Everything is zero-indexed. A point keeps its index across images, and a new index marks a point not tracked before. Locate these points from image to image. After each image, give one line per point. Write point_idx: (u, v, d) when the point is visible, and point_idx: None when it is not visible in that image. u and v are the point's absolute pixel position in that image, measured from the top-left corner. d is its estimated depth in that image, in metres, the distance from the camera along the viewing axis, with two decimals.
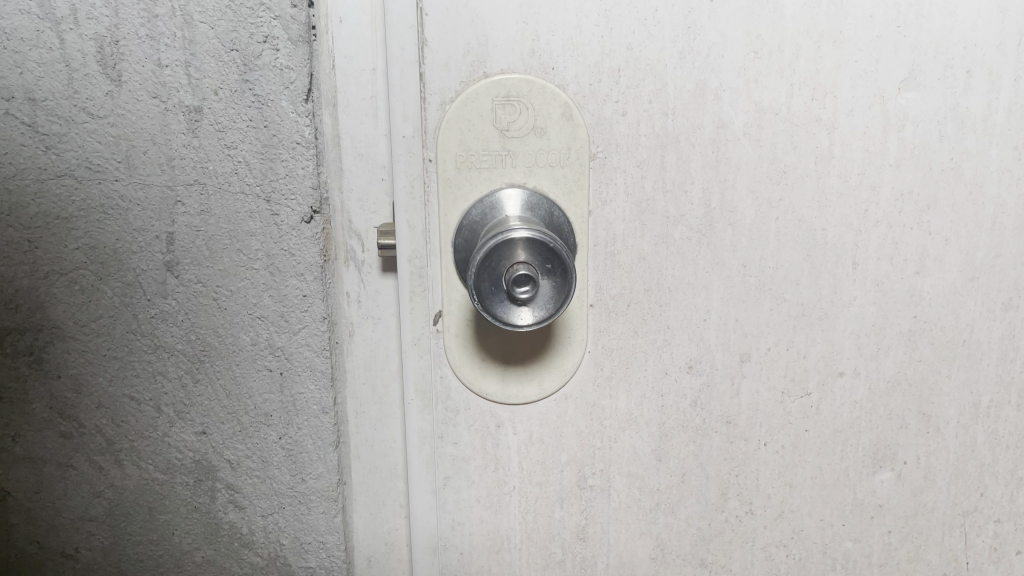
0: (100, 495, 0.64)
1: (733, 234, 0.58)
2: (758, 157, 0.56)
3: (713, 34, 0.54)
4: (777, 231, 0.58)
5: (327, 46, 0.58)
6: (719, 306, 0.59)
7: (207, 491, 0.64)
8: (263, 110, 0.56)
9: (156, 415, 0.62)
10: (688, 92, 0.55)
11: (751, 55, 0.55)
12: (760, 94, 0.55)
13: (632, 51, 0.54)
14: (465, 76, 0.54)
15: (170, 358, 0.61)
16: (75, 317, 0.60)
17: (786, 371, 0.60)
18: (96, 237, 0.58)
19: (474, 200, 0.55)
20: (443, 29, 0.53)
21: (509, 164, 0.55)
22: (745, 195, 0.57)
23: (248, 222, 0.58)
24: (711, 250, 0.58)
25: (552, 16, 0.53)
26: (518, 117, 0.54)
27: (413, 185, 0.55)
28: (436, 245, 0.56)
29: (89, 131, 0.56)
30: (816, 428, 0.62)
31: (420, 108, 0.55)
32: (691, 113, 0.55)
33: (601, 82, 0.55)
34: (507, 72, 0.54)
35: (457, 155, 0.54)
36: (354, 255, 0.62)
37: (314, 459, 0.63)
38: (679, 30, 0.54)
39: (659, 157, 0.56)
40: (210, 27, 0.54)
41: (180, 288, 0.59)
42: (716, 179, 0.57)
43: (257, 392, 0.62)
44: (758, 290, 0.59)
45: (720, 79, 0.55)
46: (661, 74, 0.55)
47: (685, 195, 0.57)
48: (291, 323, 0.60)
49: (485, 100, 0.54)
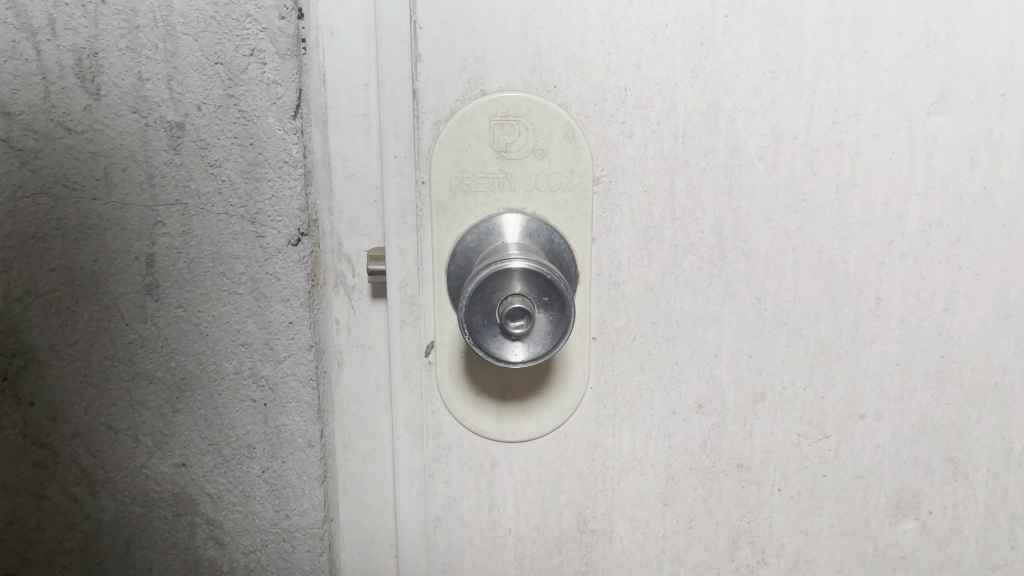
0: (74, 529, 0.60)
1: (747, 265, 0.54)
2: (775, 183, 0.53)
3: (728, 52, 0.51)
4: (795, 262, 0.54)
5: (317, 60, 0.55)
6: (732, 342, 0.55)
7: (186, 526, 0.60)
8: (249, 127, 0.53)
9: (134, 445, 0.59)
10: (699, 114, 0.51)
11: (768, 74, 0.51)
12: (777, 116, 0.52)
13: (639, 70, 0.51)
14: (461, 93, 0.51)
15: (149, 386, 0.58)
16: (50, 341, 0.56)
17: (803, 412, 0.56)
18: (72, 258, 0.55)
19: (468, 224, 0.52)
20: (438, 44, 0.50)
21: (507, 188, 0.51)
22: (761, 224, 0.53)
23: (232, 244, 0.55)
24: (723, 281, 0.54)
25: (554, 31, 0.50)
26: (517, 137, 0.51)
27: (405, 208, 0.52)
28: (429, 272, 0.53)
29: (66, 147, 0.53)
30: (833, 474, 0.58)
31: (413, 127, 0.51)
32: (703, 135, 0.52)
33: (606, 101, 0.51)
34: (506, 90, 0.51)
35: (451, 177, 0.51)
36: (344, 280, 0.59)
37: (299, 494, 0.60)
38: (690, 46, 0.50)
39: (668, 182, 0.52)
40: (194, 39, 0.52)
41: (161, 312, 0.56)
42: (729, 206, 0.53)
43: (240, 422, 0.58)
44: (774, 325, 0.55)
45: (734, 100, 0.51)
46: (670, 94, 0.51)
47: (696, 223, 0.53)
48: (276, 352, 0.57)
49: (482, 119, 0.51)
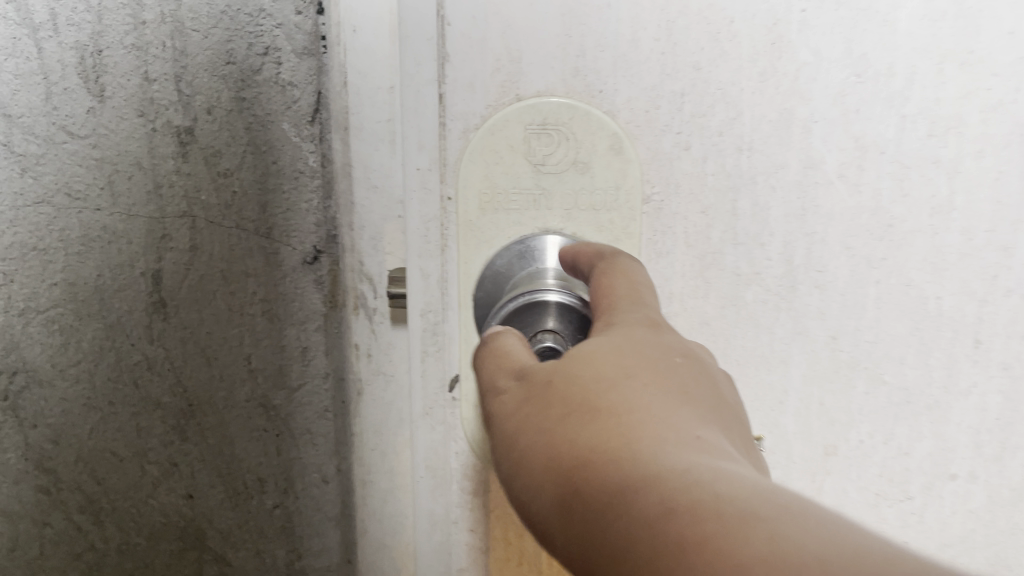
0: (78, 558, 0.57)
1: (822, 299, 0.47)
2: (857, 206, 0.45)
3: (805, 53, 0.43)
4: (878, 297, 0.46)
5: (338, 59, 0.49)
6: (801, 386, 0.48)
7: (194, 561, 0.56)
8: (262, 133, 0.48)
9: (138, 474, 0.54)
10: (769, 123, 0.45)
11: (853, 78, 0.44)
12: (862, 127, 0.44)
13: (700, 72, 0.44)
14: (493, 98, 0.45)
15: (155, 411, 0.53)
16: (53, 360, 0.52)
17: (882, 469, 0.49)
18: (75, 272, 0.51)
19: (499, 245, 0.46)
20: (468, 43, 0.45)
21: (543, 206, 0.46)
22: (839, 252, 0.46)
23: (243, 261, 0.50)
24: (793, 317, 0.47)
25: (601, 27, 0.44)
26: (555, 149, 0.45)
27: (428, 226, 0.47)
28: (454, 295, 0.48)
29: (69, 153, 0.49)
30: (917, 539, 0.50)
31: (439, 136, 0.46)
32: (771, 149, 0.45)
33: (659, 108, 0.45)
34: (545, 95, 0.45)
35: (481, 193, 0.46)
36: (365, 302, 0.53)
37: (312, 534, 0.55)
38: (761, 45, 0.44)
39: (730, 202, 0.46)
40: (203, 36, 0.47)
41: (168, 332, 0.52)
42: (801, 231, 0.46)
43: (250, 454, 0.54)
44: (851, 368, 0.47)
45: (810, 108, 0.44)
46: (735, 100, 0.44)
47: (762, 250, 0.46)
48: (290, 380, 0.52)
49: (517, 128, 0.45)
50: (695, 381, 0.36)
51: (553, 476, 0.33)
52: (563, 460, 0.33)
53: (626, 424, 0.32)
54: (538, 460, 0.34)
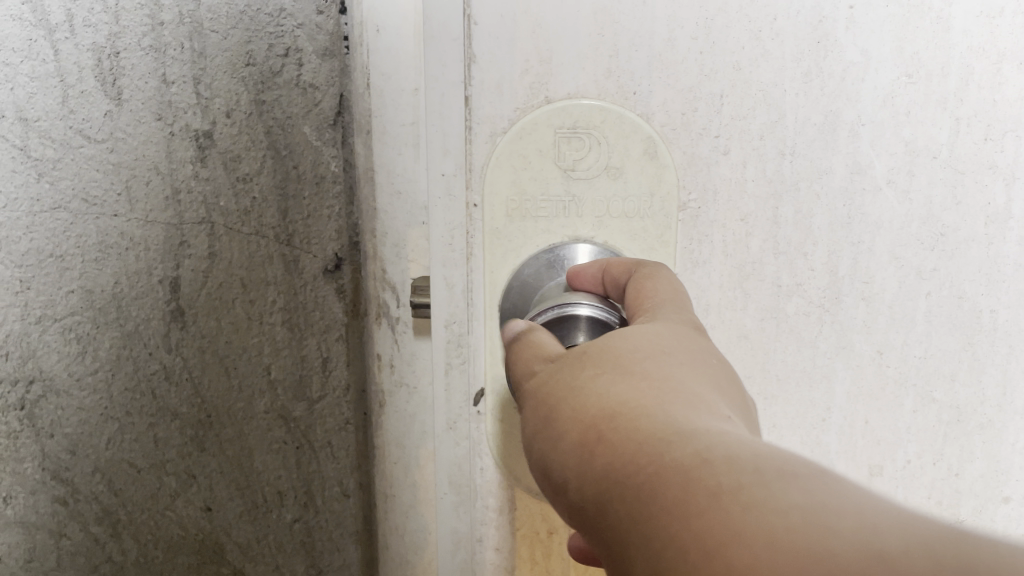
0: (95, 570, 0.55)
1: (868, 312, 0.44)
2: (907, 214, 0.43)
3: (853, 52, 0.41)
4: (927, 310, 0.44)
5: (361, 60, 0.47)
6: (845, 404, 0.45)
7: (212, 575, 0.55)
8: (283, 137, 0.47)
9: (155, 486, 0.53)
10: (813, 126, 0.42)
11: (903, 78, 0.42)
12: (913, 130, 0.42)
13: (740, 73, 0.42)
14: (521, 100, 0.43)
15: (173, 422, 0.52)
16: (70, 369, 0.51)
17: (931, 492, 0.47)
18: (92, 279, 0.49)
19: (527, 254, 0.45)
20: (495, 44, 0.43)
21: (573, 213, 0.44)
22: (886, 262, 0.44)
23: (263, 269, 0.49)
24: (837, 331, 0.45)
25: (635, 26, 0.42)
26: (587, 154, 0.43)
27: (453, 234, 0.45)
28: (480, 306, 0.46)
29: (86, 157, 0.48)
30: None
31: (465, 140, 0.44)
32: (816, 153, 0.43)
33: (697, 110, 0.43)
34: (576, 98, 0.43)
35: (509, 200, 0.44)
36: (388, 310, 0.51)
37: (332, 550, 0.54)
38: (805, 44, 0.41)
39: (772, 209, 0.43)
40: (223, 37, 0.46)
41: (186, 341, 0.50)
42: (847, 240, 0.44)
43: (269, 466, 0.52)
44: (899, 385, 0.45)
45: (857, 111, 0.42)
46: (778, 102, 0.42)
47: (805, 260, 0.44)
48: (310, 389, 0.51)
49: (547, 133, 0.43)
50: (733, 379, 0.33)
51: (579, 422, 0.30)
52: (590, 410, 0.30)
53: (663, 389, 0.30)
54: (567, 408, 0.31)
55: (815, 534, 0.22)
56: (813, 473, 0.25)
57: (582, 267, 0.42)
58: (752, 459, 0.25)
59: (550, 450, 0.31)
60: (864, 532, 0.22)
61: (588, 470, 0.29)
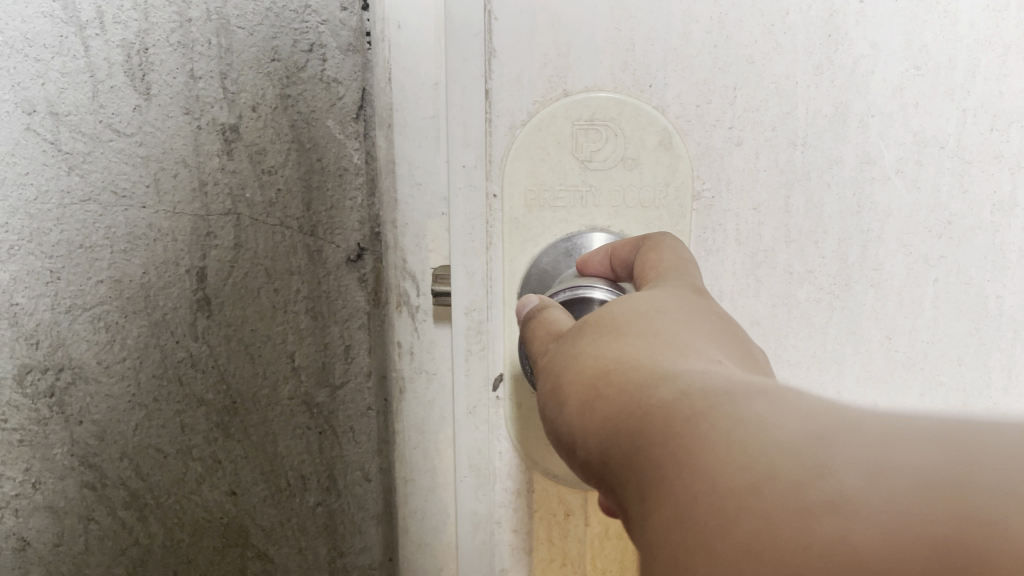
0: (122, 555, 0.56)
1: (876, 298, 0.47)
2: (915, 203, 0.45)
3: (863, 45, 0.43)
4: (934, 296, 0.46)
5: (383, 55, 0.48)
6: (853, 386, 0.48)
7: (236, 557, 0.57)
8: (308, 131, 0.49)
9: (182, 470, 0.55)
10: (824, 118, 0.44)
11: (912, 70, 0.43)
12: (921, 121, 0.44)
13: (753, 65, 0.44)
14: (540, 94, 0.45)
15: (199, 408, 0.53)
16: (99, 357, 0.52)
17: None
18: (121, 269, 0.51)
19: (545, 243, 0.47)
20: (515, 39, 0.44)
21: (590, 202, 0.46)
22: (894, 249, 0.46)
23: (288, 258, 0.51)
24: (846, 317, 0.47)
25: (651, 20, 0.43)
26: (603, 145, 0.45)
27: (473, 224, 0.47)
28: (499, 294, 0.48)
29: (115, 151, 0.49)
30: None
31: (485, 133, 0.46)
32: (828, 145, 0.44)
33: (710, 103, 0.44)
34: (593, 90, 0.45)
35: (527, 191, 0.46)
36: (408, 299, 0.53)
37: (354, 532, 0.56)
38: (816, 37, 0.43)
39: (783, 199, 0.45)
40: (249, 33, 0.47)
41: (212, 329, 0.52)
42: (857, 229, 0.46)
43: (293, 451, 0.54)
44: (906, 368, 0.48)
45: (867, 103, 0.44)
46: (789, 94, 0.44)
47: (817, 248, 0.46)
48: (333, 375, 0.53)
49: (564, 124, 0.45)
50: (737, 328, 0.33)
51: (578, 383, 0.31)
52: (587, 371, 0.31)
53: (654, 342, 0.31)
54: (567, 371, 0.32)
55: (786, 442, 0.22)
56: (795, 394, 0.24)
57: (591, 256, 0.43)
58: (730, 388, 0.25)
59: (558, 416, 0.32)
60: (837, 435, 0.22)
61: (590, 427, 0.30)
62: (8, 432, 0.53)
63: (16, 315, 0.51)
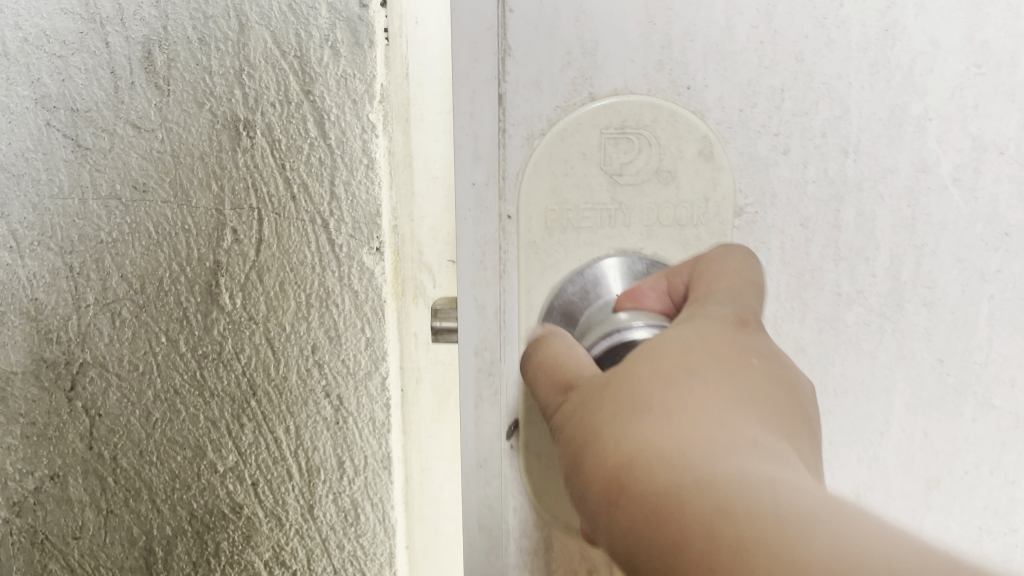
0: (137, 545, 0.57)
1: (929, 317, 0.43)
2: (973, 214, 0.42)
3: (921, 40, 0.40)
4: (992, 314, 0.43)
5: (400, 52, 0.48)
6: (904, 416, 0.43)
7: (253, 549, 0.56)
8: (326, 125, 0.48)
9: (200, 463, 0.55)
10: (879, 122, 0.41)
11: (972, 69, 0.40)
12: (981, 124, 0.41)
13: (803, 63, 0.40)
14: (563, 98, 0.41)
15: (218, 402, 0.54)
16: (117, 351, 0.52)
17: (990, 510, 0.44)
18: (141, 263, 0.51)
19: (567, 270, 0.41)
20: (534, 34, 0.40)
21: (619, 221, 0.41)
22: (948, 264, 0.42)
23: (306, 251, 0.50)
24: (898, 339, 0.43)
25: (689, 12, 0.40)
26: (636, 155, 0.40)
27: (484, 250, 0.41)
28: (513, 332, 0.42)
29: (134, 145, 0.49)
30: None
31: (499, 145, 0.41)
32: (881, 150, 0.41)
33: (750, 110, 0.41)
34: (623, 94, 0.40)
35: (548, 210, 0.41)
36: (424, 291, 0.53)
37: (374, 525, 0.55)
38: (872, 33, 0.40)
39: (833, 212, 0.42)
40: (268, 29, 0.47)
41: (229, 322, 0.52)
42: (911, 243, 0.42)
43: (311, 443, 0.53)
44: (957, 393, 0.43)
45: (925, 103, 0.41)
46: (842, 97, 0.41)
47: (866, 265, 0.42)
48: (349, 369, 0.52)
49: (591, 133, 0.40)
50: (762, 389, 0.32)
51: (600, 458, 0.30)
52: (611, 447, 0.30)
53: (683, 423, 0.30)
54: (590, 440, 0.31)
55: None
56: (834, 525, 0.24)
57: (643, 284, 0.38)
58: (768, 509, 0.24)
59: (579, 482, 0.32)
60: None
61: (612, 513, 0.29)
62: (29, 423, 0.54)
63: (37, 310, 0.52)
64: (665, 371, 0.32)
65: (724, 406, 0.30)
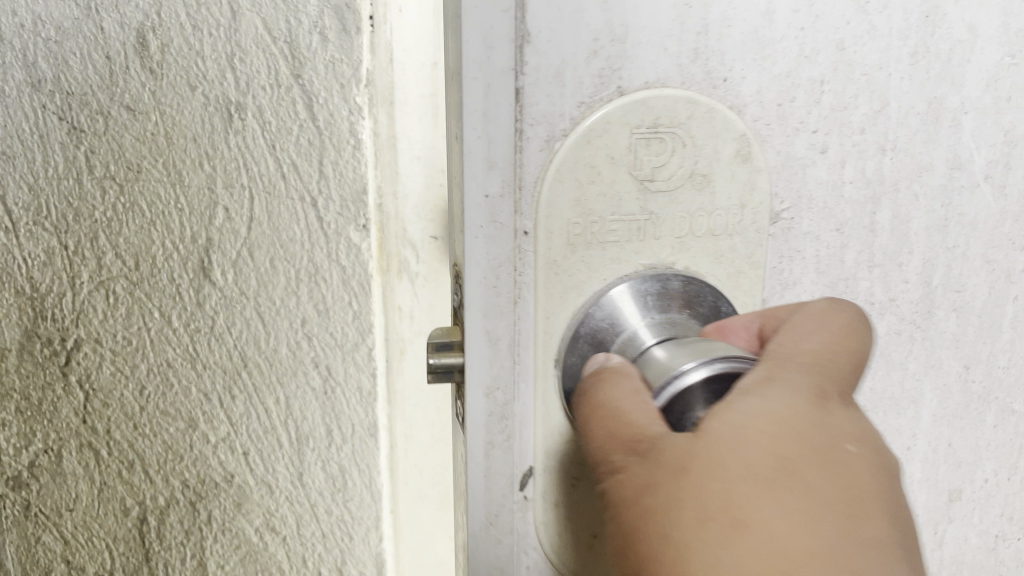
0: (128, 515, 0.60)
1: (958, 320, 0.48)
2: (1001, 211, 0.47)
3: (960, 27, 0.42)
4: (1013, 315, 0.49)
5: (385, 37, 0.50)
6: (930, 427, 0.49)
7: (244, 515, 0.59)
8: (314, 107, 0.51)
9: (193, 435, 0.58)
10: (917, 115, 0.43)
11: (1008, 59, 0.44)
12: (1012, 119, 0.45)
13: (842, 51, 0.40)
14: (587, 92, 0.37)
15: (209, 373, 0.56)
16: (110, 327, 0.56)
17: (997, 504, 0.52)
18: (134, 241, 0.55)
19: (588, 293, 0.39)
20: (557, 15, 0.35)
21: (650, 231, 0.39)
22: (977, 266, 0.47)
23: (293, 226, 0.53)
24: (927, 347, 0.47)
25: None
26: (667, 158, 0.38)
27: (497, 272, 0.38)
28: (527, 366, 0.39)
29: (126, 125, 0.52)
30: (926, 562, 0.52)
31: (513, 147, 0.37)
32: (916, 150, 0.44)
33: (785, 105, 0.40)
34: (656, 89, 0.38)
35: (572, 222, 0.38)
36: (408, 265, 0.55)
37: (359, 485, 0.58)
38: (913, 19, 0.41)
39: (869, 214, 0.44)
40: (257, 14, 0.49)
41: (219, 295, 0.55)
42: (942, 245, 0.46)
43: (300, 409, 0.57)
44: (981, 398, 0.50)
45: (961, 97, 0.44)
46: (882, 89, 0.42)
47: (900, 271, 0.45)
48: (338, 341, 0.55)
49: (622, 132, 0.37)
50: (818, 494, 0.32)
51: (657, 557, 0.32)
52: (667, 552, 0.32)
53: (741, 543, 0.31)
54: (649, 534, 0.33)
55: None
56: None
57: (739, 320, 0.39)
58: None
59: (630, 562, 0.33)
60: None
61: None
62: (21, 391, 0.59)
63: (32, 285, 0.57)
64: (763, 475, 0.32)
65: (821, 510, 0.32)
